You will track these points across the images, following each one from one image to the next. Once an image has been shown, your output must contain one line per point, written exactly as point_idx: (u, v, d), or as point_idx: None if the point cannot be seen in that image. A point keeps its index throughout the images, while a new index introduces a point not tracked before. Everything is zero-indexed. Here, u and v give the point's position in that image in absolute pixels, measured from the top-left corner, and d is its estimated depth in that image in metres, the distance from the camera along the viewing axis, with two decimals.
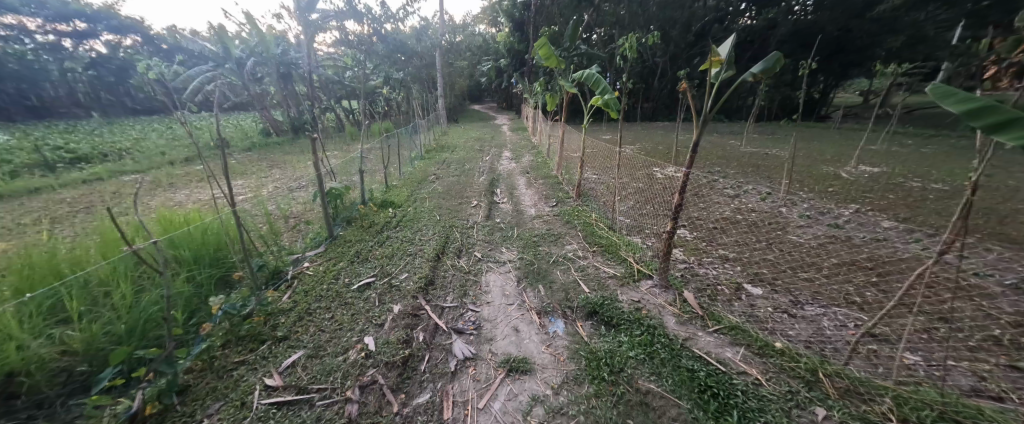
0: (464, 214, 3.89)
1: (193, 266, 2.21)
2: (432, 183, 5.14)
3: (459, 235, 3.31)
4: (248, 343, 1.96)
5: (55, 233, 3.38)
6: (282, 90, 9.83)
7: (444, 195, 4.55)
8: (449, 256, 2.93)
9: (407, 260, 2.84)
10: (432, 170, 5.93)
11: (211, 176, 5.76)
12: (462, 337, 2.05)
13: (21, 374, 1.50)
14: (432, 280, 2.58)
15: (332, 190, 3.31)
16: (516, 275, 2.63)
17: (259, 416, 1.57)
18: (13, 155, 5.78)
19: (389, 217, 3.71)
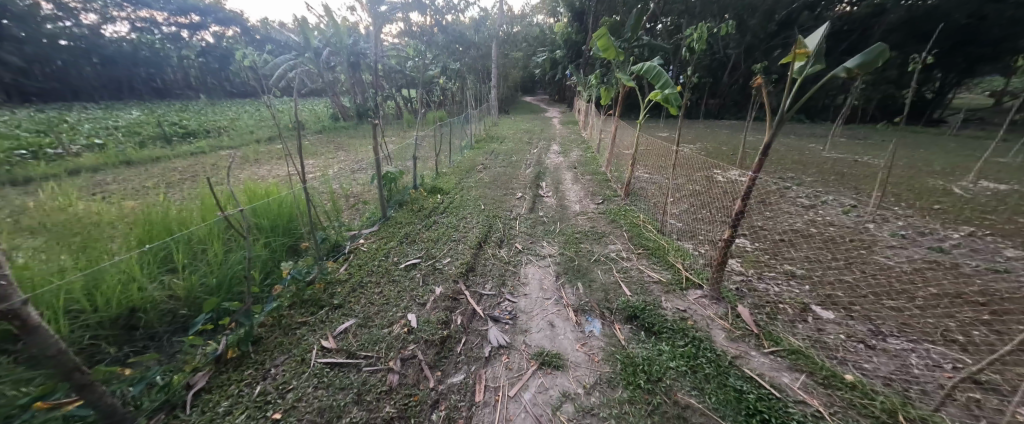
0: (507, 204, 3.93)
1: (269, 233, 2.49)
2: (479, 172, 5.23)
3: (501, 226, 3.36)
4: (310, 307, 2.18)
5: (169, 196, 4.03)
6: (351, 78, 10.52)
7: (490, 185, 4.61)
8: (490, 245, 2.99)
9: (451, 245, 2.95)
10: (480, 160, 6.03)
11: (286, 155, 6.40)
12: (497, 325, 2.09)
13: (141, 311, 1.82)
14: (474, 267, 2.66)
15: (387, 173, 3.52)
16: (555, 271, 2.62)
17: (315, 373, 1.75)
18: (140, 129, 6.89)
19: (436, 203, 3.88)
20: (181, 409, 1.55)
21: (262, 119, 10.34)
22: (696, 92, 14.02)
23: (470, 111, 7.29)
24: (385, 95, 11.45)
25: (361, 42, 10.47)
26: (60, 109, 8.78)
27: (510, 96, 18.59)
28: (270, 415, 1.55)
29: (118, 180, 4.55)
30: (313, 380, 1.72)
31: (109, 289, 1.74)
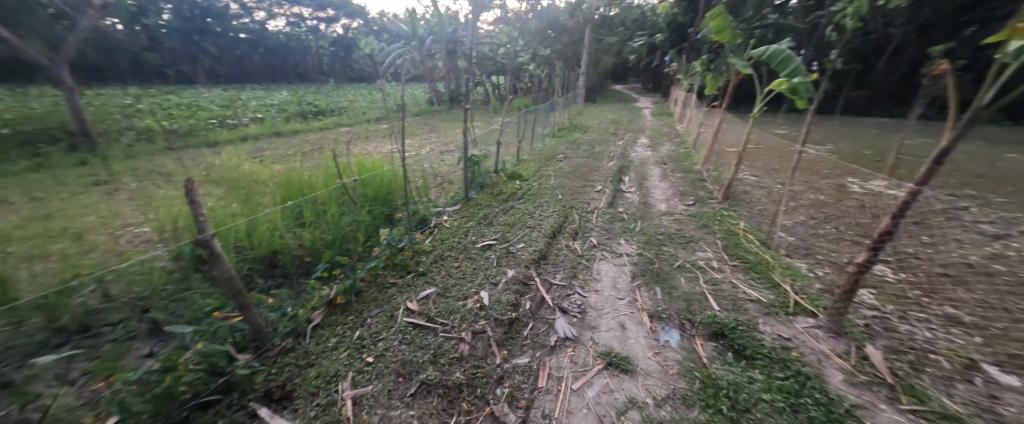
0: (585, 197, 3.81)
1: (374, 202, 2.82)
2: (559, 162, 5.13)
3: (578, 217, 3.30)
4: (399, 270, 2.47)
5: (304, 162, 4.86)
6: (447, 65, 11.11)
7: (569, 175, 4.51)
8: (564, 235, 2.96)
9: (525, 231, 3.00)
10: (559, 150, 5.90)
11: (385, 134, 7.07)
12: (566, 317, 2.07)
13: (280, 253, 2.26)
14: (546, 255, 2.67)
15: (472, 156, 3.64)
16: (631, 271, 2.48)
17: (399, 329, 1.97)
18: (282, 108, 8.24)
19: (516, 189, 3.96)
20: (301, 339, 1.88)
21: (374, 102, 11.57)
22: (837, 81, 11.57)
23: (557, 100, 7.13)
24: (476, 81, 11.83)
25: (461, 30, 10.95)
26: (232, 89, 10.93)
27: (599, 85, 17.79)
28: (363, 357, 1.79)
29: (258, 148, 5.51)
30: (397, 335, 1.93)
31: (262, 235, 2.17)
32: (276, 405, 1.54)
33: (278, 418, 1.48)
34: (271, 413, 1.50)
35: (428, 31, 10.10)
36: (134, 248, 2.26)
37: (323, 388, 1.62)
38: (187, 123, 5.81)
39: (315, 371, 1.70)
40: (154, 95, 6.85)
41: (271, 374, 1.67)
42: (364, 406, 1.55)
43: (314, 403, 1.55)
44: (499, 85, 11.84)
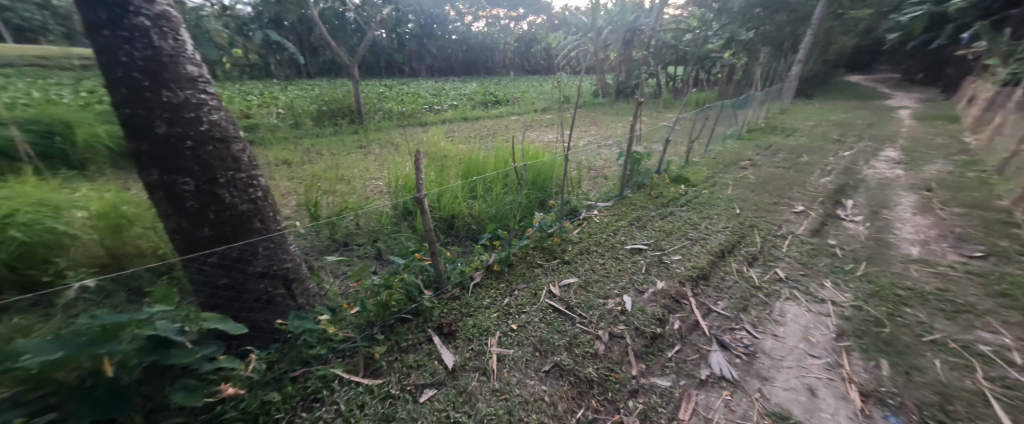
0: (777, 218, 3.16)
1: (535, 186, 3.33)
2: (744, 169, 4.36)
3: (763, 242, 2.77)
4: (546, 253, 2.63)
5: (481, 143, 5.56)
6: (622, 56, 10.52)
7: (756, 187, 3.79)
8: (740, 258, 2.55)
9: (686, 243, 2.72)
10: (746, 153, 5.02)
11: (549, 124, 7.41)
12: (726, 353, 1.80)
13: (457, 217, 2.99)
14: (708, 274, 2.37)
15: (635, 153, 3.50)
16: (832, 325, 1.97)
17: (541, 307, 2.12)
18: (463, 107, 9.55)
19: (678, 193, 3.61)
20: (464, 291, 2.25)
21: (539, 94, 12.17)
22: None
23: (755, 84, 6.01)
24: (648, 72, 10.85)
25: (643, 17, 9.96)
26: (431, 89, 13.15)
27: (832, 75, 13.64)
28: (509, 322, 2.02)
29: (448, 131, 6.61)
30: (539, 312, 2.09)
31: (446, 201, 2.96)
32: (444, 338, 1.93)
33: (445, 349, 1.85)
34: (441, 342, 1.89)
35: (608, 22, 9.78)
36: (380, 198, 3.44)
37: (477, 338, 1.92)
38: (403, 122, 7.41)
39: (472, 322, 2.02)
40: (385, 102, 8.93)
41: (442, 311, 2.08)
42: (505, 366, 1.75)
43: (468, 348, 1.86)
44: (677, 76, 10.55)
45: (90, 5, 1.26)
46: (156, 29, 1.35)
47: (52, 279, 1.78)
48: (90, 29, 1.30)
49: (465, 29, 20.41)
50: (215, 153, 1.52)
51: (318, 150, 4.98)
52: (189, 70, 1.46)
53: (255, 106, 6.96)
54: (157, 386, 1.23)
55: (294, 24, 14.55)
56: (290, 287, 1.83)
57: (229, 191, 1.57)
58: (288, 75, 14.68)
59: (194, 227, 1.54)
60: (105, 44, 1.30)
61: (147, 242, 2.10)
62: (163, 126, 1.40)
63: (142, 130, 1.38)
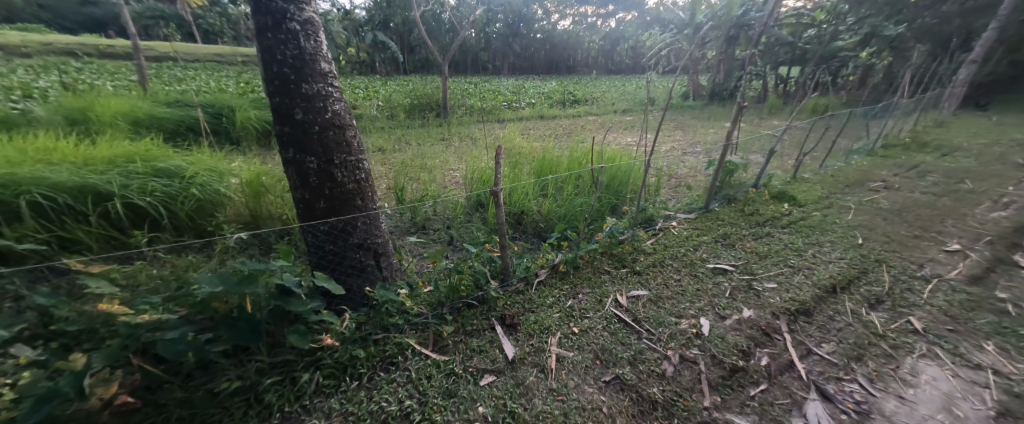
0: (916, 254, 2.55)
1: (610, 189, 3.22)
2: (872, 191, 3.64)
3: (893, 282, 2.26)
4: (615, 261, 2.51)
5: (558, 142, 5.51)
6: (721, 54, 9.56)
7: (888, 214, 3.13)
8: (856, 297, 2.13)
9: (783, 271, 2.38)
10: (875, 170, 4.20)
11: (631, 126, 7.09)
12: (828, 404, 1.53)
13: (526, 214, 2.99)
14: (809, 309, 2.04)
15: (728, 163, 3.20)
16: (985, 393, 1.56)
17: (606, 316, 2.04)
18: (541, 105, 9.58)
19: (778, 211, 3.19)
20: (528, 286, 2.25)
21: (623, 95, 11.70)
22: None
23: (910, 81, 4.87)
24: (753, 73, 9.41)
25: (753, 10, 8.19)
26: (513, 87, 13.43)
27: None
28: (571, 325, 1.97)
29: (524, 127, 6.69)
30: (603, 320, 2.00)
31: (516, 198, 3.00)
32: (507, 329, 1.95)
33: (506, 340, 1.87)
34: (503, 332, 1.91)
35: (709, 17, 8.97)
36: (454, 189, 3.62)
37: (538, 334, 1.90)
38: (483, 118, 7.68)
39: (533, 318, 2.01)
40: (469, 98, 9.34)
41: (507, 303, 2.11)
42: (564, 368, 1.71)
43: (528, 342, 1.86)
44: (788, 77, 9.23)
45: (260, 9, 1.50)
46: (302, 32, 1.56)
47: (215, 229, 2.53)
48: (258, 29, 1.54)
49: (552, 27, 20.40)
50: (334, 138, 1.70)
51: (408, 140, 5.37)
52: (322, 66, 1.64)
53: (360, 100, 7.80)
54: (279, 326, 1.62)
55: (398, 26, 16.03)
56: (379, 261, 2.00)
57: (341, 171, 1.76)
58: (389, 72, 16.15)
59: (313, 199, 1.76)
60: (267, 43, 1.53)
61: (274, 208, 2.74)
62: (299, 113, 1.61)
63: (285, 116, 1.62)
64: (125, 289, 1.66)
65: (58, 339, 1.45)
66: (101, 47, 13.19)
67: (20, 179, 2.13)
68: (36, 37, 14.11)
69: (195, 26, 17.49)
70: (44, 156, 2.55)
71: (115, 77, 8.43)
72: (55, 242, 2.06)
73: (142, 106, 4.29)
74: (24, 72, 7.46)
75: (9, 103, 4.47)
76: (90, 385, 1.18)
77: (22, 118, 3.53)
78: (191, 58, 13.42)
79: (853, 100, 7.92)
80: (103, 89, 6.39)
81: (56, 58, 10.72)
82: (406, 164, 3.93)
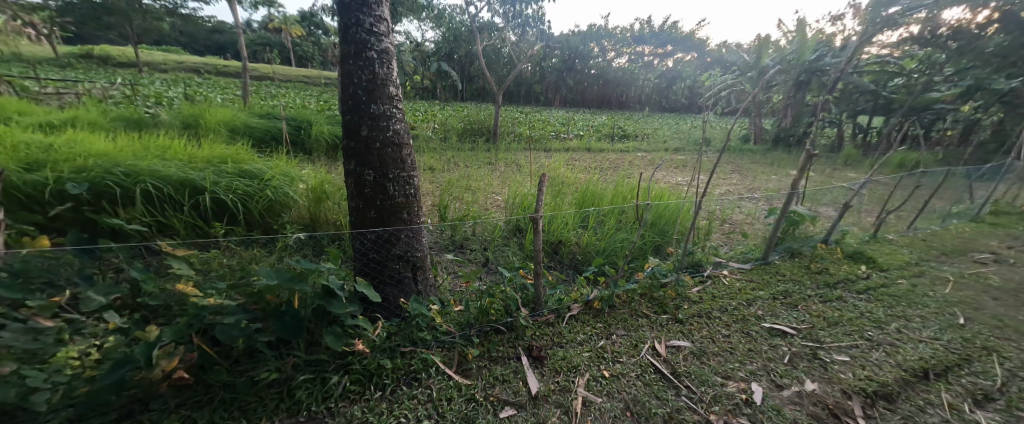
0: None
1: (655, 228, 3.10)
2: (975, 263, 3.17)
3: (1007, 378, 1.88)
4: (656, 305, 2.37)
5: (605, 174, 5.46)
6: (788, 98, 9.05)
7: (998, 293, 2.69)
8: (955, 388, 1.80)
9: (859, 343, 2.10)
10: (979, 239, 3.67)
11: (684, 166, 6.88)
12: None
13: (564, 245, 2.94)
14: (890, 394, 1.76)
15: (792, 213, 2.98)
16: None
17: (641, 363, 1.90)
18: (589, 137, 9.60)
19: (851, 273, 2.88)
20: (559, 319, 2.17)
21: (677, 134, 11.49)
22: None
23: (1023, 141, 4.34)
24: (824, 119, 8.93)
25: (827, 55, 7.79)
26: (563, 118, 13.70)
27: None
28: (601, 367, 1.85)
29: (571, 158, 6.71)
30: (638, 367, 1.87)
31: (555, 227, 2.99)
32: (533, 362, 1.87)
33: (530, 373, 1.78)
34: (528, 365, 1.83)
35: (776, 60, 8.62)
36: (496, 211, 3.69)
37: (565, 372, 1.81)
38: (531, 147, 7.78)
39: (563, 353, 1.92)
40: (519, 126, 9.55)
41: (535, 333, 2.04)
42: (590, 413, 1.60)
43: (554, 380, 1.76)
44: (867, 127, 8.48)
45: (347, 39, 1.65)
46: (379, 59, 1.68)
47: (279, 228, 2.72)
48: (342, 56, 1.68)
49: (606, 64, 20.56)
50: (391, 154, 1.78)
51: (456, 162, 5.54)
52: (391, 90, 1.75)
53: (419, 122, 8.28)
54: (318, 325, 1.67)
55: (460, 58, 17.05)
56: (416, 273, 2.03)
57: (393, 185, 1.83)
58: (448, 98, 17.16)
59: (365, 208, 1.85)
60: (348, 69, 1.67)
61: (332, 213, 2.87)
62: (365, 131, 1.72)
63: (352, 131, 1.73)
64: (199, 272, 1.81)
65: (141, 311, 1.61)
66: (217, 66, 15.50)
67: (137, 170, 2.45)
68: (173, 56, 17.00)
69: (292, 51, 20.01)
70: (159, 153, 2.93)
71: (224, 90, 9.78)
72: (155, 226, 2.37)
73: (239, 115, 4.88)
74: (159, 84, 8.92)
75: (144, 107, 5.33)
76: (156, 357, 1.29)
77: (151, 121, 4.18)
78: (285, 78, 15.29)
79: (948, 158, 7.08)
80: (213, 100, 7.42)
81: (185, 74, 12.81)
82: (455, 185, 4.06)
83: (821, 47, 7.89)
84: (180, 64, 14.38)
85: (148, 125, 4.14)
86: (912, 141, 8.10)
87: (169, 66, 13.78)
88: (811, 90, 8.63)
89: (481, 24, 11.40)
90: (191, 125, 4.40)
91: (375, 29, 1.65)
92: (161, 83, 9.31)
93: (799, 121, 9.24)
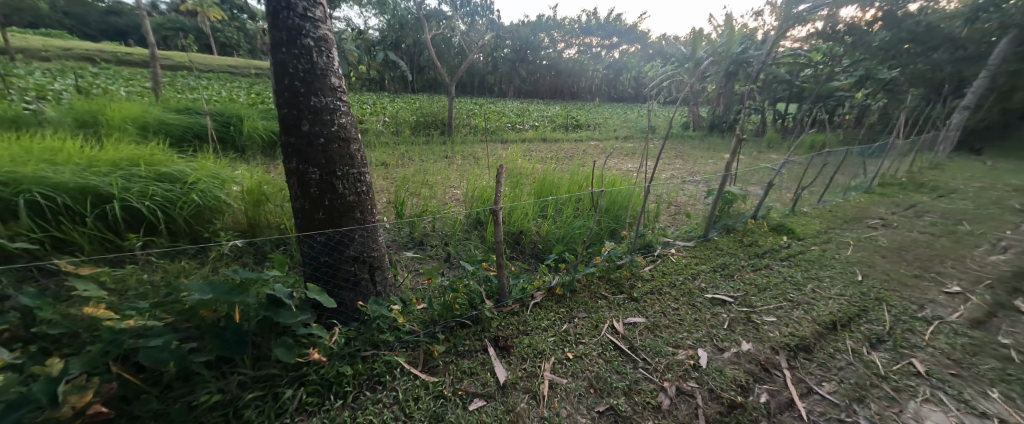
0: (915, 295, 2.53)
1: (609, 213, 3.25)
2: (870, 228, 3.67)
3: (894, 322, 2.22)
4: (613, 286, 2.50)
5: (560, 164, 5.63)
6: (721, 88, 9.73)
7: (887, 252, 3.15)
8: (857, 335, 2.09)
9: (783, 304, 2.36)
10: (873, 208, 4.25)
11: (633, 153, 7.22)
12: None
13: (525, 234, 2.99)
14: (809, 345, 2.01)
15: (726, 193, 3.26)
16: None
17: (601, 342, 2.01)
18: (545, 128, 9.77)
19: (777, 244, 3.19)
20: (523, 308, 2.23)
21: (625, 122, 11.99)
22: None
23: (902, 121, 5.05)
24: (751, 106, 9.74)
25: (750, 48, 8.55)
26: (517, 109, 13.86)
27: None
28: (565, 350, 1.94)
29: (528, 150, 6.81)
30: (598, 346, 1.97)
31: (516, 218, 3.02)
32: (499, 352, 1.91)
33: (498, 363, 1.83)
34: (496, 355, 1.87)
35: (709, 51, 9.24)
36: (454, 205, 3.72)
37: (531, 359, 1.87)
38: (488, 138, 7.79)
39: (528, 341, 1.98)
40: (473, 118, 9.48)
41: (501, 324, 2.08)
42: (556, 395, 1.67)
43: (521, 367, 1.82)
44: (786, 113, 9.35)
45: (277, 25, 1.55)
46: (316, 48, 1.60)
47: (211, 236, 2.53)
48: (273, 43, 1.58)
49: (556, 55, 20.90)
50: (338, 150, 1.72)
51: (411, 156, 5.42)
52: (332, 81, 1.68)
53: (367, 115, 7.98)
54: (266, 337, 1.60)
55: (408, 47, 16.54)
56: (373, 274, 1.99)
57: (343, 183, 1.77)
58: (397, 90, 16.60)
59: (312, 210, 1.77)
60: (280, 57, 1.57)
61: (274, 217, 2.73)
62: (306, 126, 1.64)
63: (291, 127, 1.64)
64: (113, 292, 1.62)
65: (37, 341, 1.41)
66: (120, 54, 13.55)
67: (21, 178, 2.14)
68: (61, 42, 14.66)
69: (213, 38, 18.12)
70: (50, 157, 2.59)
71: (131, 82, 8.67)
72: (49, 242, 2.08)
73: (151, 112, 4.37)
74: (41, 74, 7.66)
75: (27, 103, 4.59)
76: (63, 392, 1.15)
77: (34, 119, 3.62)
78: (206, 68, 13.84)
79: (848, 138, 8.08)
80: (115, 94, 6.55)
81: (78, 63, 11.15)
82: (410, 181, 4.00)
83: (745, 39, 8.58)
84: (72, 52, 12.50)
85: (28, 124, 3.58)
86: (821, 124, 9.14)
87: (57, 53, 11.92)
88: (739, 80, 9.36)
89: (428, 12, 11.15)
90: (86, 123, 3.86)
91: (310, 15, 1.57)
92: (43, 73, 8.00)
93: (731, 108, 10.02)
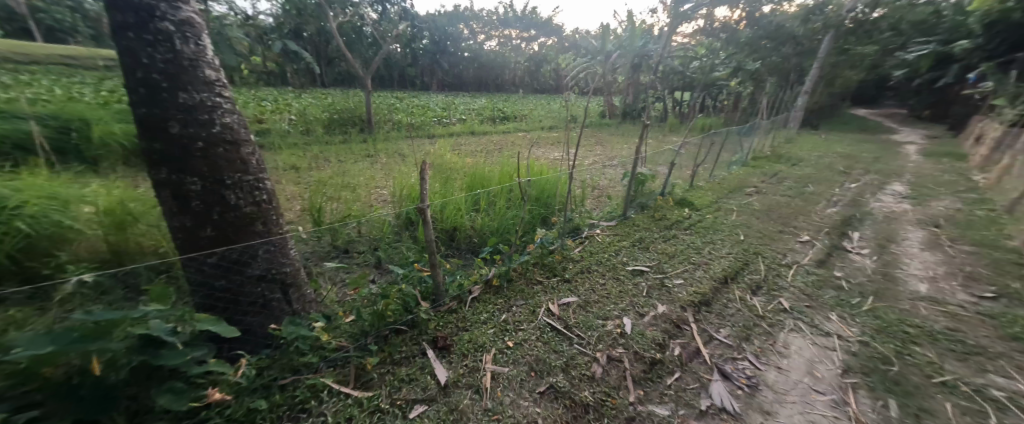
0: (780, 246, 3.07)
1: (539, 202, 3.37)
2: (747, 195, 4.33)
3: (766, 270, 2.69)
4: (547, 270, 2.62)
5: (489, 156, 5.63)
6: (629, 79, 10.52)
7: (757, 213, 3.75)
8: (742, 285, 2.49)
9: (688, 268, 2.69)
10: (749, 178, 5.02)
11: (557, 142, 7.50)
12: (727, 382, 1.76)
13: (460, 229, 2.99)
14: (709, 300, 2.33)
15: (639, 174, 3.58)
16: (838, 358, 1.89)
17: (539, 326, 2.10)
18: (472, 120, 9.72)
19: (682, 216, 3.60)
20: (461, 304, 2.24)
21: (548, 113, 12.39)
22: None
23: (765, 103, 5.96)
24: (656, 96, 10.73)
25: (648, 43, 9.39)
26: (442, 102, 13.61)
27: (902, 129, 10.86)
28: (505, 339, 1.99)
29: (456, 144, 6.75)
30: (536, 330, 2.06)
31: (450, 213, 2.98)
32: (439, 352, 1.90)
33: (439, 364, 1.82)
34: (435, 357, 1.86)
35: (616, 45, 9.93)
36: (380, 204, 3.59)
37: (472, 353, 1.89)
38: (413, 133, 7.54)
39: (468, 336, 2.00)
40: (395, 113, 9.09)
41: (439, 324, 2.07)
42: (499, 384, 1.72)
43: (463, 363, 1.83)
44: (682, 101, 10.51)
45: (120, 6, 1.33)
46: (178, 34, 1.41)
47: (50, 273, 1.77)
48: (116, 27, 1.36)
49: (476, 47, 20.86)
50: (224, 155, 1.55)
51: (327, 157, 5.05)
52: (206, 73, 1.50)
53: (271, 111, 7.24)
54: (142, 389, 1.22)
55: (312, 36, 15.24)
56: (287, 293, 1.83)
57: (235, 193, 1.59)
58: (303, 83, 15.20)
59: (196, 227, 1.57)
60: (128, 44, 1.36)
61: (147, 239, 2.08)
62: (176, 127, 1.44)
63: (156, 131, 1.43)
64: None
65: None
66: None
67: None
68: None
69: None
70: None
71: None
72: None
73: None
74: None
75: None
76: None
77: None
78: None
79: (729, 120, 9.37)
80: None
81: None
82: (329, 183, 3.75)
83: (644, 35, 9.41)
84: None
85: None
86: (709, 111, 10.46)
87: None
88: (643, 72, 10.25)
89: None
90: None
91: None
92: None
93: (639, 98, 10.91)
